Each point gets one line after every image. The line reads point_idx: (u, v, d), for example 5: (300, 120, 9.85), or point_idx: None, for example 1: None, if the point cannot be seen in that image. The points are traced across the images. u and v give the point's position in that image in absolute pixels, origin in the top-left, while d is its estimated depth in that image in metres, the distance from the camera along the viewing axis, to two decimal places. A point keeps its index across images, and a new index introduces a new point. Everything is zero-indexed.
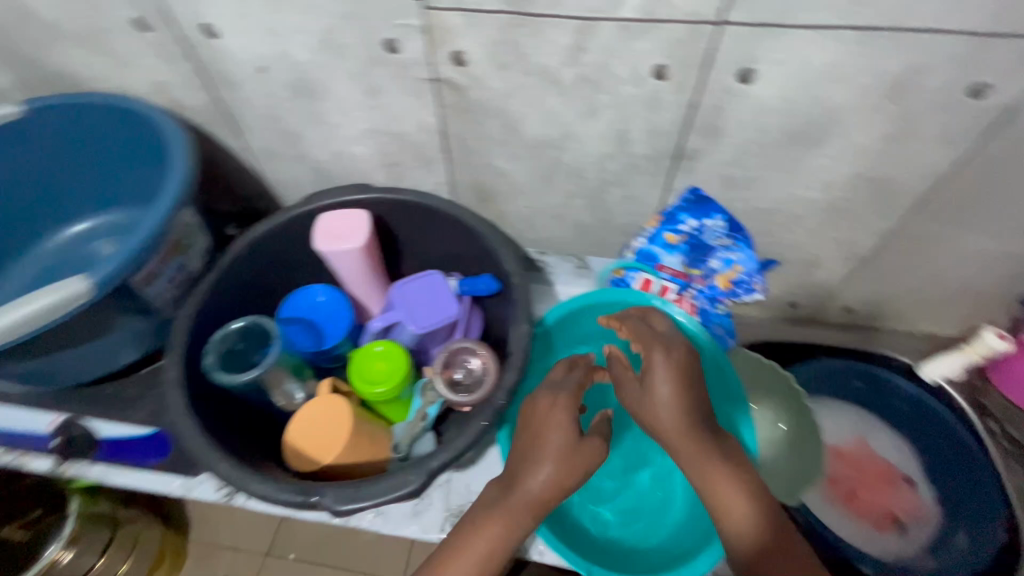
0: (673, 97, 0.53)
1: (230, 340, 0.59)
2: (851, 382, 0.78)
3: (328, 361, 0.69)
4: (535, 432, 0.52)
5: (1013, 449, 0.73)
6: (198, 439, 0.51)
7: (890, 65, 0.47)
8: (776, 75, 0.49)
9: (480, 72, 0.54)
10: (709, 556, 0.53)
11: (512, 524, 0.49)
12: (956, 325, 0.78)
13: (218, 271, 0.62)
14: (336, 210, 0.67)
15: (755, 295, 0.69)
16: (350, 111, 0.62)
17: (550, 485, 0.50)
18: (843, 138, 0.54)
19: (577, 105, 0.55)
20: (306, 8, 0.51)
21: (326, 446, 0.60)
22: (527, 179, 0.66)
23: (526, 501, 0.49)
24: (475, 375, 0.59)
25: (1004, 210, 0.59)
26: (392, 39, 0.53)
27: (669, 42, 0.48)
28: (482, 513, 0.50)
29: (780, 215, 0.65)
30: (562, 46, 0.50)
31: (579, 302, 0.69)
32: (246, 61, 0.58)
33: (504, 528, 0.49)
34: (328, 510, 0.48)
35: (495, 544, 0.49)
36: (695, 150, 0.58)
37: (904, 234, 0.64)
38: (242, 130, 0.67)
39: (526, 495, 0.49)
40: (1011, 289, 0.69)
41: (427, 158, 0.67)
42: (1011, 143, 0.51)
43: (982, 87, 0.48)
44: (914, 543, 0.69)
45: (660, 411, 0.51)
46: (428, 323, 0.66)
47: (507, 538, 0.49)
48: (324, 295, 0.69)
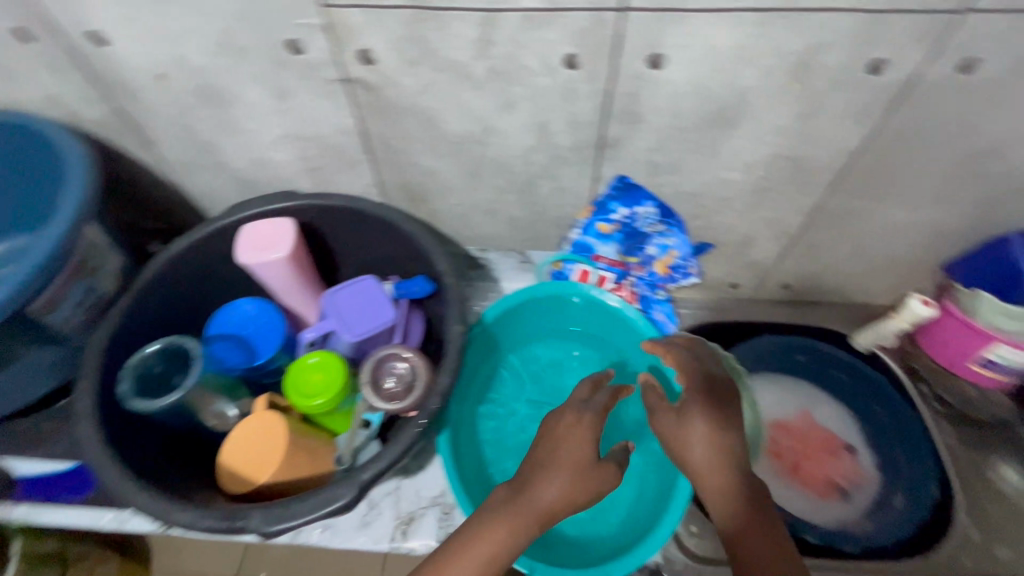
0: (587, 86, 0.52)
1: (147, 364, 0.56)
2: (795, 356, 0.79)
3: (260, 376, 0.66)
4: (552, 443, 0.53)
5: (943, 409, 0.75)
6: (114, 472, 0.49)
7: (792, 45, 0.48)
8: (685, 59, 0.49)
9: (390, 70, 0.53)
10: (649, 547, 0.57)
11: (519, 527, 0.48)
12: (886, 294, 0.80)
13: (133, 292, 0.59)
14: (261, 220, 0.64)
15: (691, 278, 0.72)
16: (263, 116, 0.59)
17: (560, 496, 0.49)
18: (757, 119, 0.55)
19: (494, 98, 0.55)
20: (197, 11, 0.49)
21: (263, 465, 0.58)
22: (455, 176, 0.65)
23: (536, 510, 0.49)
24: (406, 379, 0.57)
25: (917, 182, 0.60)
26: (294, 40, 0.51)
27: (575, 30, 0.47)
28: (492, 514, 0.49)
29: (709, 199, 0.65)
30: (469, 40, 0.49)
31: (522, 296, 0.70)
32: (143, 69, 0.55)
33: (508, 532, 0.48)
34: (257, 531, 0.47)
35: (499, 548, 0.48)
36: (617, 138, 0.58)
37: (827, 210, 0.65)
38: (151, 142, 0.64)
39: (537, 503, 0.49)
40: (932, 257, 0.72)
41: (351, 161, 0.65)
42: (914, 116, 0.53)
43: (880, 63, 0.49)
44: (857, 508, 0.70)
45: (691, 442, 0.52)
46: (364, 331, 0.64)
47: (510, 544, 0.48)
48: (251, 306, 0.66)
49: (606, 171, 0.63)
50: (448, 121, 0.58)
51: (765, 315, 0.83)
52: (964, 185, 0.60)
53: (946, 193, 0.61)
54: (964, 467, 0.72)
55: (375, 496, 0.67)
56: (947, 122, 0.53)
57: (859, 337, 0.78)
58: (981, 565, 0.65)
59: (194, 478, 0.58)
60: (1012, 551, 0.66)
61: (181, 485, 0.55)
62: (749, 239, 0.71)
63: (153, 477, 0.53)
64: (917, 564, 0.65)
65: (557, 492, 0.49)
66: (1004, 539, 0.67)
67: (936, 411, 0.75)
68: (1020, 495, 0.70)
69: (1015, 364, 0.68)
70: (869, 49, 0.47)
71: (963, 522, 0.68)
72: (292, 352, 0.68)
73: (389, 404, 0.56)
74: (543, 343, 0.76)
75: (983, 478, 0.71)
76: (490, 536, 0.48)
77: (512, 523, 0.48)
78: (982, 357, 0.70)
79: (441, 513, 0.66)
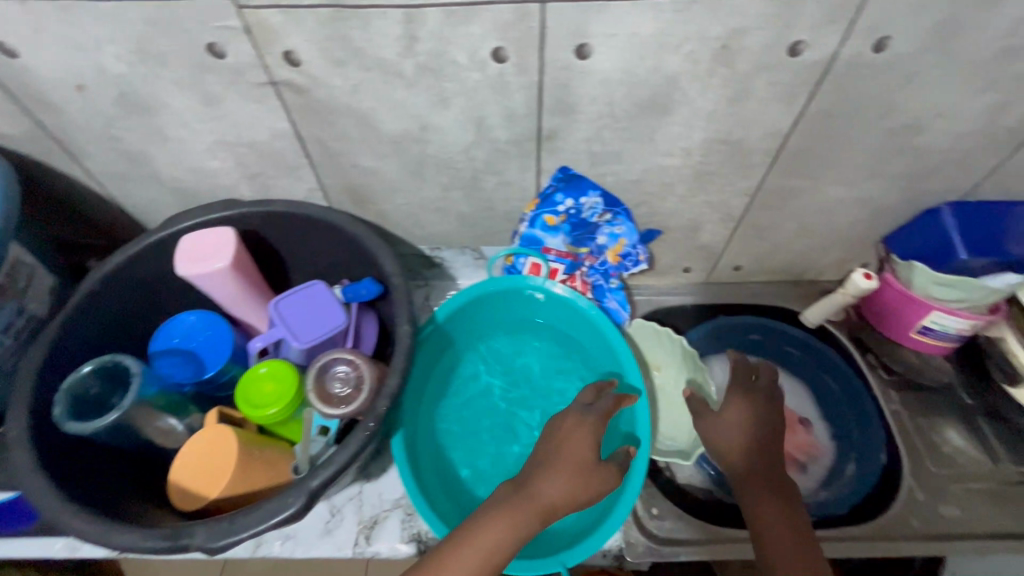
0: (518, 78, 0.52)
1: (85, 384, 0.55)
2: (748, 336, 0.82)
3: (214, 389, 0.64)
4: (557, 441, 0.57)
5: (890, 377, 0.77)
6: (51, 499, 0.48)
7: (713, 30, 0.48)
8: (610, 48, 0.50)
9: (317, 71, 0.52)
10: (613, 523, 0.58)
11: (514, 527, 0.51)
12: (833, 271, 0.83)
13: (67, 312, 0.57)
14: (200, 230, 0.62)
15: (642, 266, 0.72)
16: (192, 124, 0.58)
17: (563, 493, 0.53)
18: (688, 105, 0.56)
19: (427, 95, 0.54)
20: (109, 18, 0.47)
21: (214, 479, 0.56)
22: (397, 175, 0.64)
23: (537, 506, 0.52)
24: (353, 382, 0.57)
25: (848, 159, 0.62)
26: (215, 44, 0.49)
27: (499, 23, 0.47)
28: (493, 509, 0.52)
29: (652, 186, 0.66)
30: (394, 37, 0.48)
31: (475, 292, 0.71)
32: (59, 80, 0.53)
33: (508, 527, 0.50)
34: (201, 549, 0.46)
35: (498, 541, 0.50)
36: (555, 130, 0.58)
37: (767, 191, 0.67)
38: (78, 155, 0.62)
39: (538, 499, 0.52)
40: (871, 232, 0.74)
41: (290, 165, 0.64)
42: (837, 95, 0.54)
43: (799, 45, 0.50)
44: (813, 478, 0.72)
45: (728, 436, 0.62)
46: (314, 337, 0.62)
47: (511, 538, 0.50)
48: (195, 318, 0.65)
49: (548, 163, 0.63)
50: (383, 119, 0.57)
51: (719, 297, 0.85)
52: (892, 160, 0.62)
53: (875, 169, 0.63)
54: (911, 432, 0.74)
55: (337, 502, 0.66)
56: (868, 99, 0.55)
57: (807, 313, 0.80)
58: (928, 526, 0.68)
59: (143, 497, 0.57)
60: (957, 509, 0.69)
61: (127, 506, 0.54)
62: (695, 223, 0.73)
63: (96, 501, 0.52)
64: (868, 528, 0.68)
65: (559, 487, 0.53)
66: (949, 499, 0.70)
67: (883, 381, 0.77)
68: (963, 455, 0.72)
69: (953, 330, 0.71)
70: (787, 31, 0.48)
71: (909, 484, 0.71)
72: (243, 363, 0.66)
73: (340, 408, 0.55)
74: (493, 333, 0.76)
75: (929, 441, 0.74)
76: (493, 532, 0.50)
77: (510, 518, 0.51)
78: (922, 325, 0.73)
79: (405, 515, 0.66)
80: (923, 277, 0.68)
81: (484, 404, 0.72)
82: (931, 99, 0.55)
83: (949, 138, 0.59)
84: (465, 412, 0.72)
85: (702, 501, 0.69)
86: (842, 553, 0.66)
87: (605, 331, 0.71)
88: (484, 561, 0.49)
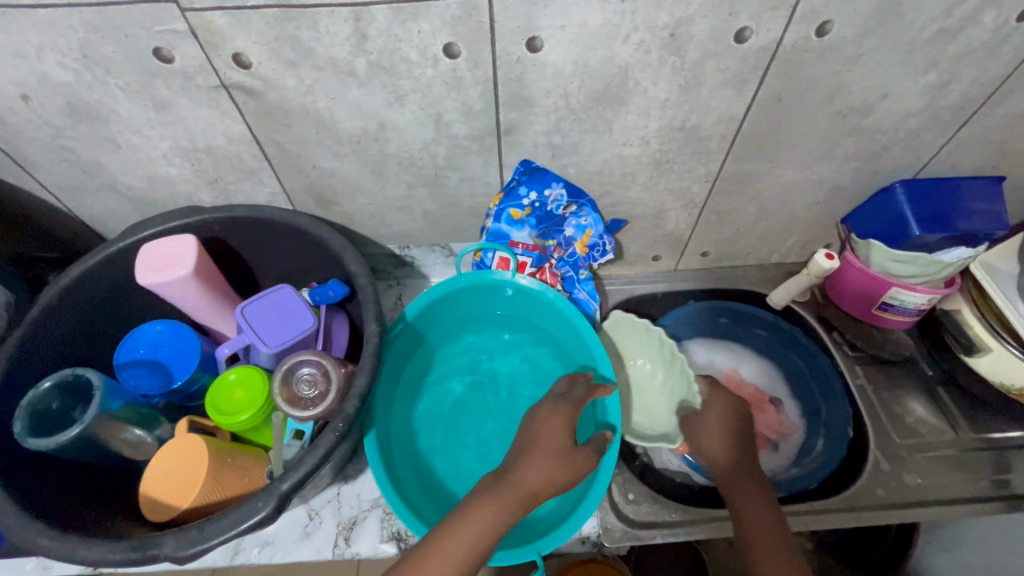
0: (471, 73, 0.53)
1: (46, 400, 0.54)
2: (717, 319, 0.85)
3: (183, 400, 0.64)
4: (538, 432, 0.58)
5: (854, 353, 0.80)
6: (14, 517, 0.47)
7: (659, 19, 0.49)
8: (560, 40, 0.50)
9: (268, 72, 0.51)
10: (589, 506, 0.59)
11: (494, 515, 0.51)
12: (797, 253, 0.84)
13: (24, 326, 0.56)
14: (161, 238, 0.61)
15: (609, 255, 0.73)
16: (145, 130, 0.57)
17: (544, 480, 0.54)
18: (642, 95, 0.56)
19: (381, 93, 0.54)
20: (48, 25, 0.46)
21: (185, 490, 0.55)
22: (359, 175, 0.64)
23: (522, 494, 0.53)
24: (320, 382, 0.57)
25: (802, 142, 0.64)
26: (160, 48, 0.49)
27: (447, 19, 0.48)
28: (476, 504, 0.52)
29: (614, 176, 0.67)
30: (344, 36, 0.48)
31: (440, 291, 0.71)
32: (2, 90, 0.52)
33: (489, 517, 0.51)
34: (170, 559, 0.46)
35: (478, 535, 0.50)
36: (513, 123, 0.59)
37: (726, 177, 0.68)
38: (28, 167, 0.60)
39: (518, 487, 0.53)
40: (829, 213, 0.76)
41: (250, 169, 0.63)
42: (786, 80, 0.56)
43: (745, 31, 0.51)
44: (784, 456, 0.75)
45: (710, 433, 0.66)
46: (281, 342, 0.62)
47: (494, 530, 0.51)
48: (161, 327, 0.64)
49: (509, 157, 0.63)
50: (340, 119, 0.57)
51: (688, 283, 0.86)
52: (843, 141, 0.64)
53: (828, 151, 0.65)
54: (875, 405, 0.77)
55: (315, 506, 0.66)
56: (816, 83, 0.56)
57: (773, 296, 0.82)
58: (893, 495, 0.70)
59: (112, 511, 0.56)
60: (920, 477, 0.71)
61: (94, 520, 0.53)
62: (659, 211, 0.74)
63: (62, 517, 0.51)
64: (836, 500, 0.70)
65: (538, 474, 0.54)
66: (913, 468, 0.72)
67: (848, 356, 0.80)
68: (925, 425, 0.75)
69: (911, 305, 0.73)
70: (732, 19, 0.49)
71: (874, 456, 0.73)
72: (213, 369, 0.66)
73: (309, 411, 0.55)
74: (466, 329, 0.77)
75: (892, 413, 0.76)
76: (476, 524, 0.50)
77: (489, 509, 0.51)
78: (882, 302, 0.75)
79: (384, 513, 0.66)
80: (881, 254, 0.70)
81: (457, 404, 0.73)
82: (876, 80, 0.57)
83: (895, 118, 0.61)
84: (439, 412, 0.72)
85: (679, 483, 0.71)
86: (812, 525, 0.68)
87: (574, 321, 0.71)
88: (467, 553, 0.49)
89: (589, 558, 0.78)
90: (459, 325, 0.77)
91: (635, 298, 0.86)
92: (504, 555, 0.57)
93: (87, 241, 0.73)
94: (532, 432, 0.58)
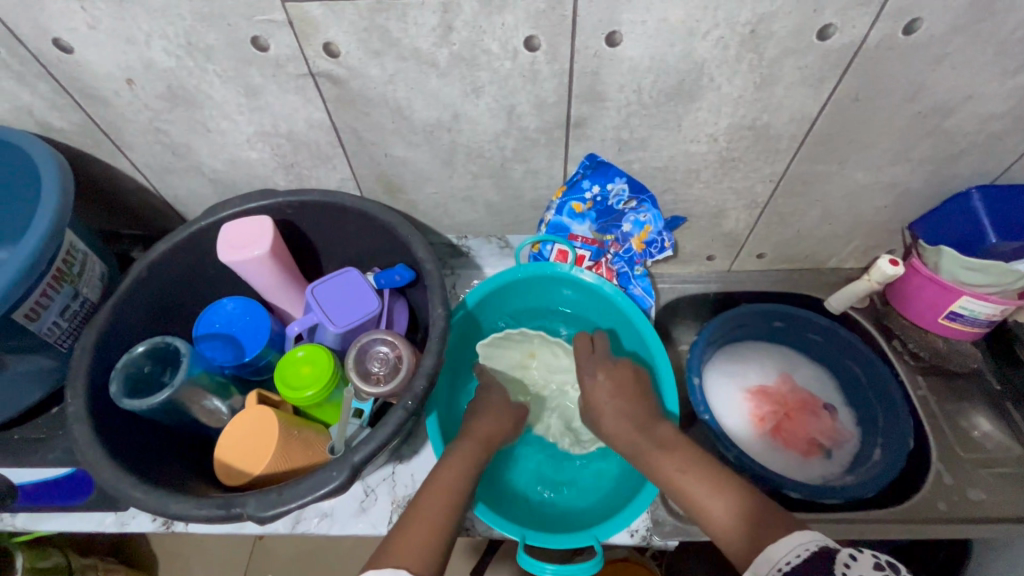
0: (548, 66, 0.54)
1: (138, 363, 0.59)
2: (772, 324, 0.82)
3: (250, 373, 0.67)
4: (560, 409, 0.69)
5: (916, 363, 0.78)
6: (110, 469, 0.50)
7: (741, 15, 0.49)
8: (639, 34, 0.51)
9: (355, 62, 0.54)
10: (643, 498, 0.61)
11: (455, 480, 0.56)
12: (857, 259, 0.83)
13: (117, 295, 0.60)
14: (239, 218, 0.64)
15: (667, 253, 0.73)
16: (233, 115, 0.60)
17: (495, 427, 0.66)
18: (714, 92, 0.56)
19: (459, 84, 0.56)
20: (159, 12, 0.49)
21: (256, 459, 0.58)
22: (428, 164, 0.66)
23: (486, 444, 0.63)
24: (391, 362, 0.59)
25: (876, 144, 0.62)
26: (257, 37, 0.51)
27: (531, 13, 0.49)
28: None
29: (678, 173, 0.67)
30: (430, 27, 0.50)
31: (500, 281, 0.74)
32: (111, 74, 0.55)
33: (472, 471, 0.58)
34: (252, 518, 0.48)
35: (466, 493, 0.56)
36: (583, 117, 0.59)
37: (794, 177, 0.67)
38: (125, 147, 0.65)
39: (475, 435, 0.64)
40: (897, 218, 0.74)
41: (325, 155, 0.66)
42: (865, 78, 0.55)
43: (828, 27, 0.50)
44: (837, 463, 0.74)
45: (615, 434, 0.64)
46: (350, 321, 0.64)
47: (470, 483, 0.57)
48: (232, 304, 0.67)
49: (575, 151, 0.64)
50: (416, 108, 0.59)
51: (741, 285, 0.86)
52: (920, 143, 0.62)
53: (902, 153, 0.63)
54: (938, 416, 0.75)
55: (371, 483, 0.68)
56: (897, 82, 0.55)
57: (831, 300, 0.81)
58: (955, 509, 0.68)
59: (191, 474, 0.59)
60: (984, 493, 0.69)
61: (176, 481, 0.57)
62: (720, 210, 0.73)
63: (150, 474, 0.55)
64: (896, 511, 0.68)
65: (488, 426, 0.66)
66: (977, 483, 0.70)
67: (910, 367, 0.78)
68: (991, 440, 0.73)
69: (982, 316, 0.71)
70: (817, 15, 0.49)
71: (935, 469, 0.71)
72: (279, 346, 0.68)
73: (380, 387, 0.58)
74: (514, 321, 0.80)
75: (956, 426, 0.74)
76: (440, 495, 0.54)
77: (463, 474, 0.57)
78: (950, 311, 0.73)
79: None
80: (953, 263, 0.68)
81: None
82: (960, 81, 0.55)
83: (978, 120, 0.59)
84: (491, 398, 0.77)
85: None
86: (855, 534, 0.66)
87: (632, 317, 0.74)
88: (456, 507, 0.54)
89: (623, 558, 0.87)
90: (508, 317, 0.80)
91: (688, 297, 0.86)
92: (558, 537, 0.59)
93: (169, 220, 0.77)
94: (480, 412, 0.68)
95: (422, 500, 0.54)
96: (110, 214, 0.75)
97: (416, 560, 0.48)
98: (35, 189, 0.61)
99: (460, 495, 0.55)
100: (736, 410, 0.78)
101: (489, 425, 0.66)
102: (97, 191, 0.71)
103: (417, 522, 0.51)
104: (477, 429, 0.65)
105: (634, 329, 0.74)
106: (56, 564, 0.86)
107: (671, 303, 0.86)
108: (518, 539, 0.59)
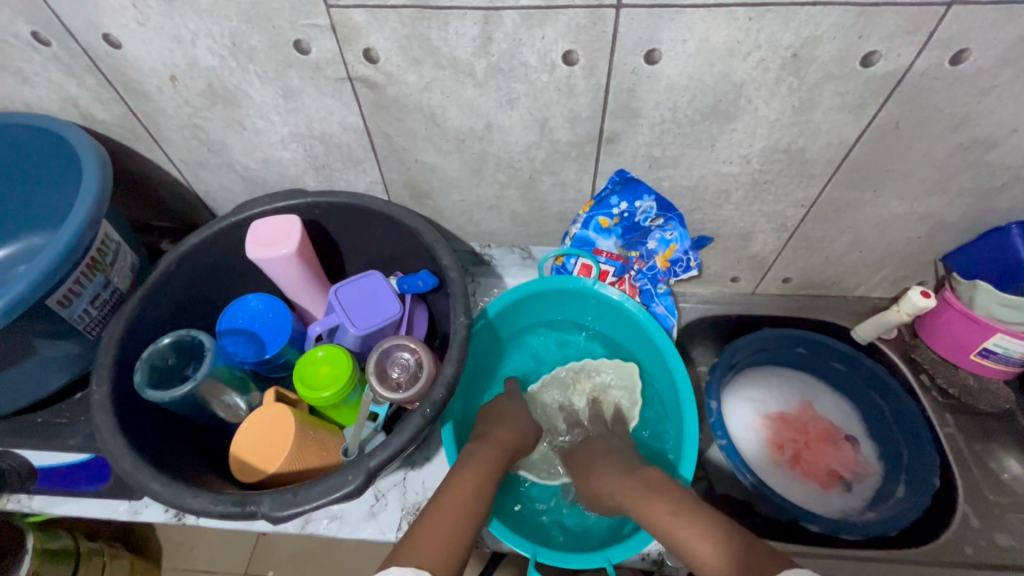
0: (585, 81, 0.54)
1: (163, 355, 0.60)
2: (795, 348, 0.81)
3: (269, 370, 0.67)
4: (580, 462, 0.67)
5: (944, 400, 0.76)
6: (130, 458, 0.51)
7: (782, 40, 0.49)
8: (678, 53, 0.51)
9: (393, 69, 0.54)
10: None
11: (469, 491, 0.55)
12: (886, 289, 0.81)
13: (146, 286, 0.61)
14: (269, 217, 0.65)
15: (693, 272, 0.72)
16: (271, 116, 0.61)
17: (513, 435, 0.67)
18: (751, 114, 0.56)
19: (493, 95, 0.56)
20: (207, 12, 0.51)
21: (270, 458, 0.58)
22: (457, 172, 0.67)
23: (500, 448, 0.63)
24: (411, 369, 0.59)
25: (915, 174, 0.61)
26: (300, 39, 0.52)
27: (572, 27, 0.49)
28: None
29: (706, 192, 0.66)
30: (470, 38, 0.50)
31: (527, 291, 0.74)
32: (155, 69, 0.57)
33: (482, 481, 0.57)
34: (266, 517, 0.48)
35: (469, 500, 0.54)
36: (616, 133, 0.59)
37: (827, 202, 0.66)
38: (161, 141, 0.66)
39: (497, 443, 0.64)
40: (932, 250, 0.72)
41: (356, 158, 0.66)
42: (907, 106, 0.54)
43: (871, 54, 0.50)
44: (858, 497, 0.72)
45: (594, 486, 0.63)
46: (371, 324, 0.64)
47: (478, 492, 0.55)
48: (257, 301, 0.68)
49: (605, 166, 0.64)
50: (450, 116, 0.59)
51: (764, 309, 0.84)
52: (960, 175, 0.61)
53: (941, 184, 0.62)
54: (967, 457, 0.72)
55: (382, 487, 0.67)
56: (940, 112, 0.54)
57: (858, 329, 0.79)
58: (981, 554, 0.66)
59: (206, 469, 0.60)
60: (1014, 539, 0.66)
61: (193, 475, 0.57)
62: (748, 232, 0.72)
63: (167, 467, 0.55)
64: (920, 552, 0.66)
65: (509, 432, 0.66)
66: (1006, 528, 0.67)
67: (937, 403, 0.76)
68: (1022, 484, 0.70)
69: (1016, 355, 0.68)
70: (861, 41, 0.49)
71: (963, 510, 0.69)
72: (300, 345, 0.69)
73: (399, 393, 0.57)
74: (518, 344, 0.81)
75: (985, 466, 0.72)
76: (457, 494, 0.54)
77: (476, 485, 0.56)
78: (982, 347, 0.70)
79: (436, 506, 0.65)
80: (988, 297, 0.67)
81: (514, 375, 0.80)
82: (1008, 113, 0.54)
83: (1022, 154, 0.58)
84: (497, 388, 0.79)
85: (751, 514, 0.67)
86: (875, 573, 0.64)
87: (654, 336, 0.74)
88: (467, 511, 0.53)
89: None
90: (511, 343, 0.81)
91: (709, 318, 0.85)
92: (568, 557, 0.59)
93: (199, 213, 0.78)
94: (491, 423, 0.68)
95: (441, 498, 0.54)
96: (142, 205, 0.77)
97: (435, 557, 0.47)
98: (73, 178, 0.62)
99: (478, 507, 0.54)
100: (753, 433, 0.77)
101: (506, 432, 0.66)
102: (132, 182, 0.73)
103: (432, 524, 0.51)
104: (494, 435, 0.65)
105: (654, 348, 0.75)
106: (65, 546, 0.87)
107: (692, 323, 0.85)
108: (528, 556, 0.58)
